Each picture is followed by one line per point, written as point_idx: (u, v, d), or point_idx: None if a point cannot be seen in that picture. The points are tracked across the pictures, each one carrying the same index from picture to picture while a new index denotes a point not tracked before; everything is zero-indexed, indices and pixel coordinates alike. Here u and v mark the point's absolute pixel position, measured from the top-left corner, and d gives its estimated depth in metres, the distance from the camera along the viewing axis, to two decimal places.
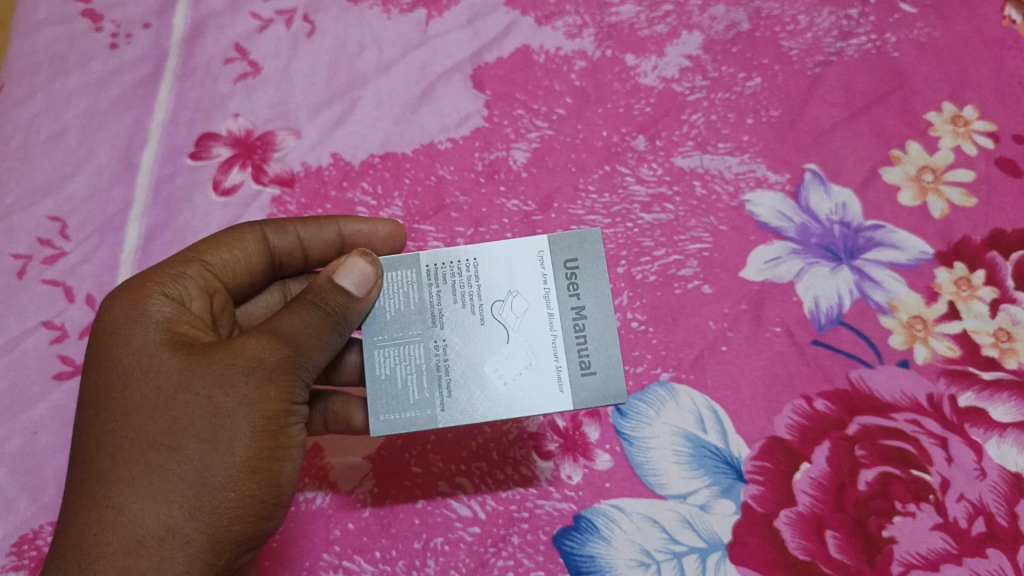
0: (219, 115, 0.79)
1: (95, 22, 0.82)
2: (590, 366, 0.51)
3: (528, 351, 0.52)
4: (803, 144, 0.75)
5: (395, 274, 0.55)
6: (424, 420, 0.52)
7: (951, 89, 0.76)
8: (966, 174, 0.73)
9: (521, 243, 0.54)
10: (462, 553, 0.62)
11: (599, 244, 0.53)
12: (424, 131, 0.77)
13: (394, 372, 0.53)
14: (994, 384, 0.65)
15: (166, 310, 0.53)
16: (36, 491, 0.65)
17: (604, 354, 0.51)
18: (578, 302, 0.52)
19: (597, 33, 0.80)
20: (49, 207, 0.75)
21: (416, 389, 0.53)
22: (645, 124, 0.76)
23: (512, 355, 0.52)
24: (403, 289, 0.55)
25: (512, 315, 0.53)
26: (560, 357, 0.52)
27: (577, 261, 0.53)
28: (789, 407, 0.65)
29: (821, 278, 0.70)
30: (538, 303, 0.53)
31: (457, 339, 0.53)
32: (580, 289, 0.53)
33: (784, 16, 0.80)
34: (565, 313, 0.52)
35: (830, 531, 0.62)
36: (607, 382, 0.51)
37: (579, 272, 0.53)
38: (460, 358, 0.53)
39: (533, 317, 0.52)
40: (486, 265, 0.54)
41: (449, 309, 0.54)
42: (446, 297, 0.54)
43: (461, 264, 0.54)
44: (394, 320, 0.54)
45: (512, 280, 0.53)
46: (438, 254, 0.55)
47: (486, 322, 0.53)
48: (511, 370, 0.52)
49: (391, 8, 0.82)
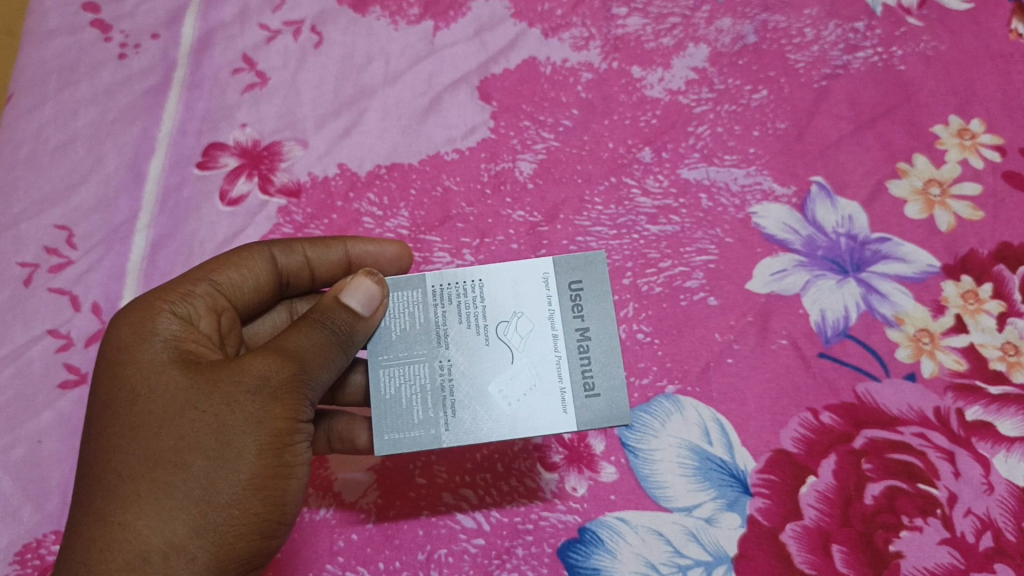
0: (226, 125, 0.79)
1: (104, 33, 0.83)
2: (594, 388, 0.51)
3: (533, 373, 0.52)
4: (809, 157, 0.75)
5: (401, 294, 0.55)
6: (429, 440, 0.52)
7: (958, 102, 0.77)
8: (973, 188, 0.73)
9: (525, 264, 0.54)
10: (466, 565, 0.62)
11: (604, 266, 0.53)
12: (430, 142, 0.78)
13: (399, 392, 0.53)
14: (1001, 398, 0.65)
15: (175, 328, 0.53)
16: (40, 500, 0.65)
17: (608, 375, 0.51)
18: (582, 324, 0.52)
19: (603, 45, 0.81)
20: (56, 216, 0.75)
21: (421, 408, 0.53)
22: (651, 135, 0.77)
23: (517, 377, 0.52)
24: (409, 309, 0.55)
25: (517, 336, 0.53)
26: (565, 378, 0.52)
27: (582, 283, 0.53)
28: (795, 419, 0.65)
29: (828, 291, 0.69)
30: (542, 325, 0.52)
31: (462, 359, 0.53)
32: (584, 310, 0.53)
33: (790, 29, 0.81)
34: (570, 334, 0.52)
35: (837, 545, 0.61)
36: (611, 403, 0.51)
37: (583, 293, 0.53)
38: (464, 378, 0.53)
39: (537, 338, 0.52)
40: (491, 285, 0.54)
41: (454, 329, 0.54)
42: (451, 317, 0.54)
43: (467, 284, 0.54)
44: (399, 340, 0.54)
45: (518, 301, 0.53)
46: (444, 274, 0.55)
47: (491, 343, 0.53)
48: (516, 392, 0.52)
49: (398, 20, 0.83)
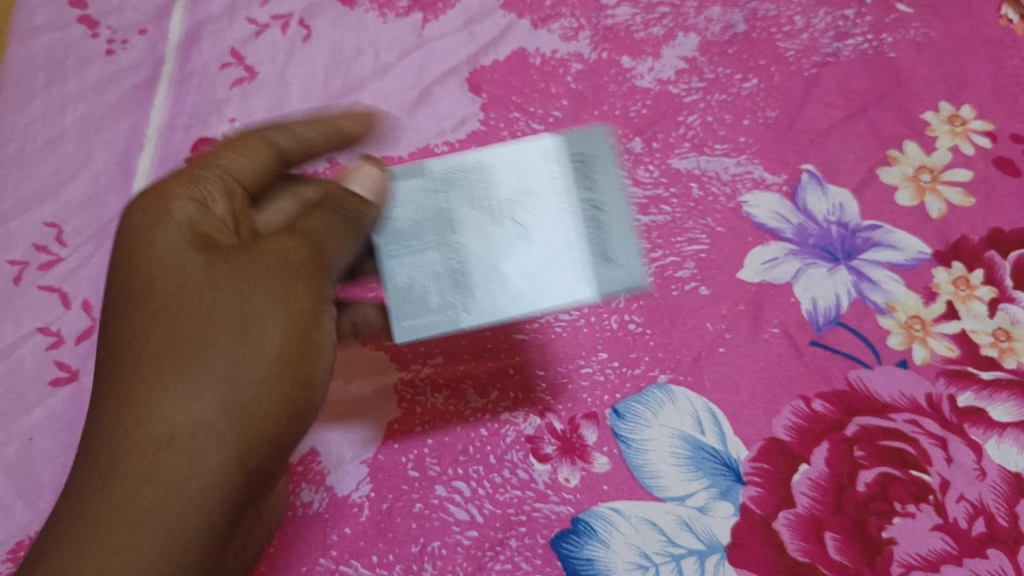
0: (215, 120, 0.79)
1: (91, 28, 0.82)
2: (610, 255, 0.55)
3: (546, 248, 0.55)
4: (802, 145, 0.75)
5: (404, 178, 0.56)
6: (448, 321, 0.55)
7: (950, 89, 0.77)
8: (965, 174, 0.73)
9: (525, 143, 0.56)
10: (460, 556, 0.60)
11: (607, 139, 0.57)
12: (420, 135, 0.78)
13: (413, 277, 0.55)
14: (993, 383, 0.65)
15: (192, 212, 0.50)
16: (32, 497, 0.65)
17: (625, 246, 0.55)
18: (592, 193, 0.56)
19: (593, 35, 0.81)
20: (46, 212, 0.75)
21: (438, 293, 0.55)
22: (642, 125, 0.76)
23: (531, 251, 0.55)
24: (415, 197, 0.56)
25: (528, 214, 0.55)
26: (581, 248, 0.55)
27: (587, 155, 0.56)
28: (787, 408, 0.65)
29: (819, 279, 0.69)
30: (550, 199, 0.55)
31: (474, 241, 0.55)
32: (591, 178, 0.56)
33: (781, 17, 0.80)
34: (580, 204, 0.55)
35: (831, 532, 0.60)
36: (629, 268, 0.55)
37: (589, 163, 0.56)
38: (477, 259, 0.55)
39: (547, 215, 0.55)
40: (494, 165, 0.56)
41: (462, 210, 0.56)
42: (457, 199, 0.56)
43: (470, 167, 0.56)
44: (408, 228, 0.56)
45: (523, 180, 0.56)
46: (447, 159, 0.57)
47: (500, 220, 0.55)
48: (528, 267, 0.55)
49: (387, 12, 0.83)
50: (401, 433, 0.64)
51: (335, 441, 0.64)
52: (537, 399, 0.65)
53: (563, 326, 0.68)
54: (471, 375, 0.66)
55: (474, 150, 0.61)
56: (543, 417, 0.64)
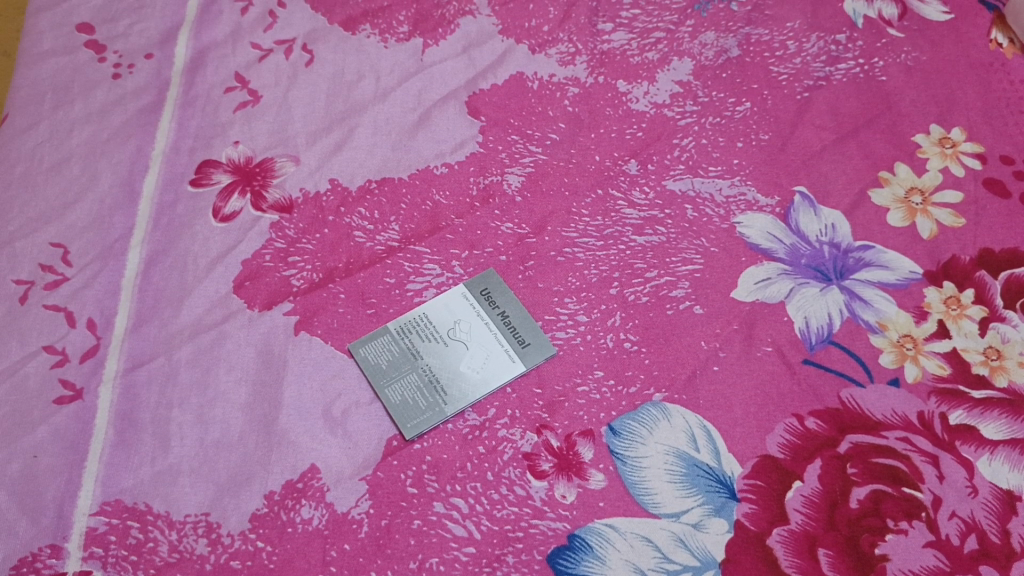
0: (219, 143, 0.80)
1: (98, 53, 0.84)
2: (525, 340, 0.69)
3: (484, 349, 0.69)
4: (793, 168, 0.78)
5: (377, 340, 0.69)
6: (438, 416, 0.65)
7: (939, 112, 0.82)
8: (955, 195, 0.76)
9: (443, 294, 0.71)
10: (457, 573, 0.60)
11: (497, 276, 0.72)
12: (420, 157, 0.79)
13: (405, 396, 0.66)
14: (983, 402, 0.66)
15: None
16: (36, 514, 0.61)
17: (532, 333, 0.69)
18: (501, 310, 0.70)
19: (589, 60, 0.85)
20: (52, 233, 0.73)
21: (422, 400, 0.66)
22: (636, 148, 0.79)
23: (475, 354, 0.68)
24: (385, 349, 0.68)
25: (464, 333, 0.69)
26: (504, 343, 0.69)
27: (488, 289, 0.71)
28: (782, 425, 0.66)
29: (811, 298, 0.71)
30: (482, 328, 0.69)
31: (436, 361, 0.68)
32: (497, 302, 0.71)
33: (773, 42, 0.87)
34: (495, 319, 0.70)
35: (823, 549, 0.60)
36: (540, 345, 0.69)
37: (491, 293, 0.71)
38: (443, 371, 0.67)
39: (479, 332, 0.69)
40: (432, 313, 0.70)
41: (421, 345, 0.69)
42: (416, 341, 0.69)
43: (416, 318, 0.70)
44: (389, 367, 0.68)
45: (454, 315, 0.70)
46: (402, 318, 0.70)
47: (450, 343, 0.69)
48: (478, 361, 0.68)
49: (388, 37, 0.87)
50: (399, 450, 0.65)
51: (333, 457, 0.64)
52: (534, 416, 0.66)
53: (560, 343, 0.69)
54: (471, 392, 0.66)
55: (389, 309, 0.71)
56: (540, 434, 0.65)
